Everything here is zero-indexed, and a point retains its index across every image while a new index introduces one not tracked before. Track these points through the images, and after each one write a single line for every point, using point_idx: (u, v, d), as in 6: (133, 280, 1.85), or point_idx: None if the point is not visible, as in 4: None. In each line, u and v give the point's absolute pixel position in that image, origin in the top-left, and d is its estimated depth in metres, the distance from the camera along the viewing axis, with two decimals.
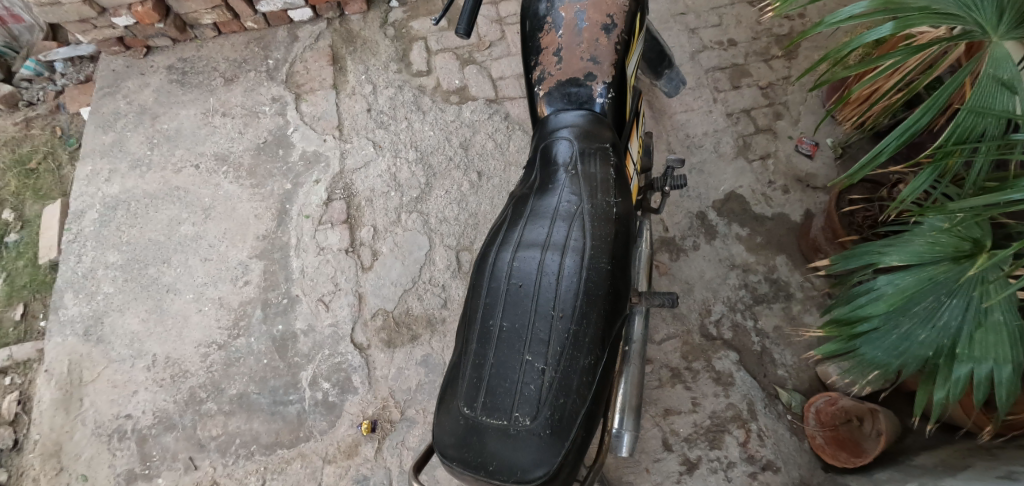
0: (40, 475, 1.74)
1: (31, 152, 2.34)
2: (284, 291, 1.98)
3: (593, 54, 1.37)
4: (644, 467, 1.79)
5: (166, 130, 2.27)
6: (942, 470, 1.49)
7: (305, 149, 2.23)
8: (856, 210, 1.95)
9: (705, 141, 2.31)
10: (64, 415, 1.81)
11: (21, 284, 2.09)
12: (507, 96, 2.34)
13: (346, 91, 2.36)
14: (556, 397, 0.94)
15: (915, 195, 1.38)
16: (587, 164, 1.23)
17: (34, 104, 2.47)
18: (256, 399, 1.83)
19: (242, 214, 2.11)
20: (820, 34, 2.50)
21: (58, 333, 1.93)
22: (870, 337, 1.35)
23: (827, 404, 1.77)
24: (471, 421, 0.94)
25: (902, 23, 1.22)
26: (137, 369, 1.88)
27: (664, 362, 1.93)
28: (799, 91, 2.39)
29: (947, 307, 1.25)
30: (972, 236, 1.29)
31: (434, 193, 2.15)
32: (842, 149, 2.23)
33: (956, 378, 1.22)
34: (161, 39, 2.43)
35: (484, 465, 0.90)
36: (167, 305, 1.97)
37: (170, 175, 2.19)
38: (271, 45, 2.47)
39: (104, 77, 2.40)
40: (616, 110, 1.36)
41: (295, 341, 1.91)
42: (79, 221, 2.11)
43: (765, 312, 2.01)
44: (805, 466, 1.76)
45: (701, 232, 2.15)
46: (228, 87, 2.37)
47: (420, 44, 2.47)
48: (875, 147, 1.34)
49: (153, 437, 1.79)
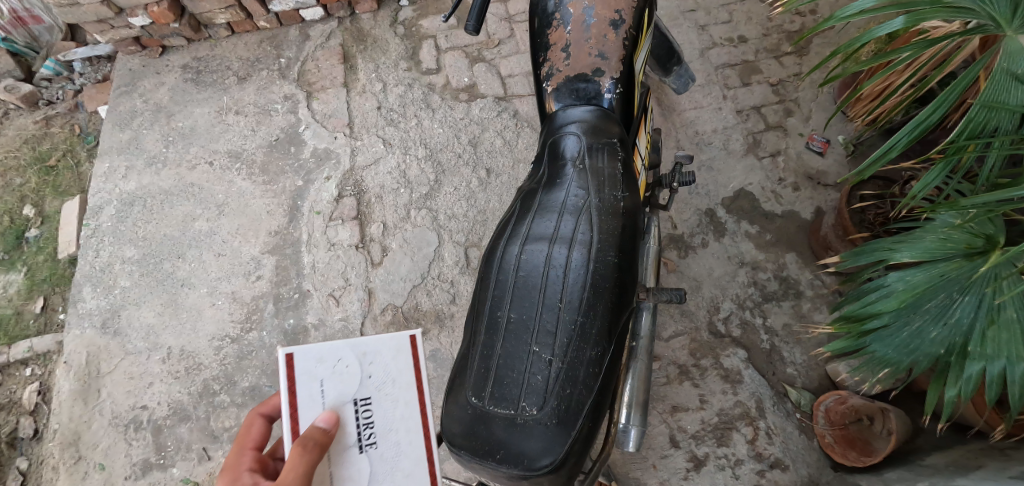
0: (59, 464, 1.79)
1: (50, 150, 2.40)
2: (295, 286, 2.01)
3: (602, 49, 1.38)
4: (651, 464, 1.79)
5: (181, 128, 2.32)
6: (954, 470, 1.48)
7: (316, 147, 2.26)
8: (867, 207, 1.94)
9: (714, 138, 2.30)
10: (82, 406, 1.85)
11: (41, 279, 2.14)
12: (515, 94, 2.35)
13: (356, 89, 2.38)
14: (563, 389, 0.95)
15: (927, 191, 1.37)
16: (595, 159, 1.24)
17: (53, 103, 2.53)
18: (268, 391, 1.86)
19: (255, 210, 2.15)
20: (833, 29, 2.48)
21: (76, 326, 1.98)
22: (881, 334, 1.33)
23: (837, 403, 1.76)
24: (478, 410, 0.95)
25: (913, 17, 1.21)
26: (153, 361, 1.92)
27: (672, 359, 1.94)
28: (810, 88, 2.37)
29: (959, 304, 1.24)
30: (985, 233, 1.28)
31: (443, 190, 2.16)
32: (853, 145, 2.21)
33: (968, 376, 1.20)
34: (176, 39, 2.47)
35: (491, 453, 0.91)
36: (182, 299, 2.01)
37: (184, 172, 2.23)
38: (283, 44, 2.51)
39: (121, 77, 2.45)
40: (624, 105, 1.37)
41: (306, 336, 1.93)
42: (96, 217, 2.16)
43: (774, 310, 2.00)
44: (814, 465, 1.76)
45: (710, 229, 2.14)
46: (241, 85, 2.41)
47: (429, 43, 2.48)
48: (886, 144, 1.33)
49: (168, 428, 1.83)
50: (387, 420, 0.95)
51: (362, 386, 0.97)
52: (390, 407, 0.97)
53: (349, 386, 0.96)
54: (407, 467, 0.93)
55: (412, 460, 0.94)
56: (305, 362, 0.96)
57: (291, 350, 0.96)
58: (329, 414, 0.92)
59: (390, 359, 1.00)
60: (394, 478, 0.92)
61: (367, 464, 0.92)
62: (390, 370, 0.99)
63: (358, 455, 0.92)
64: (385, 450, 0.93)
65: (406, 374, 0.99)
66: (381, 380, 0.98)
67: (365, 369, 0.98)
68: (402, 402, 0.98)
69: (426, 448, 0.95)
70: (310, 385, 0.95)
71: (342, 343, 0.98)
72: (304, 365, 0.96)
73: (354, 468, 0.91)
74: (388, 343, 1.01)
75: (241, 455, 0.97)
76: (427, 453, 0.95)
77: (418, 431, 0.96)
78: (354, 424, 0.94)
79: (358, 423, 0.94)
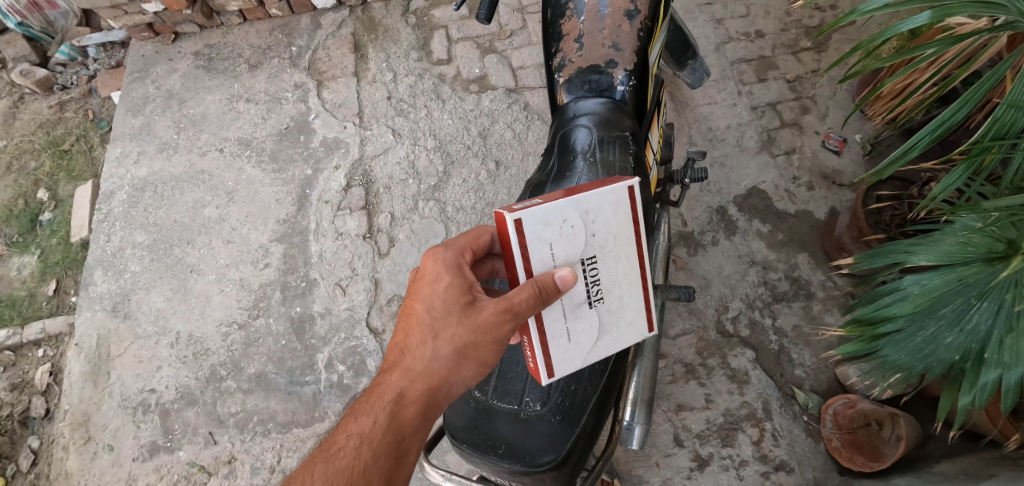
0: (69, 443, 1.82)
1: (64, 134, 2.43)
2: (303, 275, 2.02)
3: (615, 40, 1.35)
4: (655, 462, 1.78)
5: (191, 115, 2.33)
6: (964, 478, 1.44)
7: (325, 135, 2.26)
8: (883, 208, 1.89)
9: (728, 135, 2.27)
10: (92, 388, 1.88)
11: (53, 261, 2.17)
12: (527, 86, 2.33)
13: (367, 78, 2.37)
14: (567, 385, 0.97)
15: (948, 192, 1.32)
16: (606, 152, 1.22)
17: (67, 88, 2.55)
18: (273, 378, 1.87)
19: (264, 198, 2.16)
20: (853, 25, 2.42)
21: (88, 308, 2.01)
22: (894, 338, 1.30)
23: (845, 407, 1.72)
24: (482, 404, 0.99)
25: (940, 11, 1.15)
26: (161, 346, 1.94)
27: (678, 358, 1.92)
28: (828, 84, 2.32)
29: (976, 310, 1.19)
30: (1007, 237, 1.21)
31: (452, 182, 2.15)
32: (871, 145, 2.16)
33: (983, 384, 1.17)
34: (188, 26, 2.48)
35: (493, 448, 0.96)
36: (190, 285, 2.03)
37: (195, 159, 2.24)
38: (295, 32, 2.50)
39: (135, 63, 2.46)
40: (637, 98, 1.34)
41: (312, 324, 1.94)
42: (109, 202, 2.19)
43: (784, 311, 1.97)
44: (820, 469, 1.73)
45: (721, 227, 2.11)
46: (252, 73, 2.41)
47: (441, 33, 2.47)
48: (906, 142, 1.28)
49: (176, 411, 1.85)
50: (617, 273, 0.93)
51: (589, 246, 0.90)
52: (614, 266, 0.92)
53: (576, 249, 0.89)
54: (629, 316, 0.96)
55: (634, 309, 0.96)
56: (534, 227, 0.86)
57: (518, 214, 0.84)
58: (568, 276, 0.85)
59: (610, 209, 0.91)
60: (617, 329, 0.95)
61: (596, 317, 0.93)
62: (612, 226, 0.91)
63: (584, 310, 0.92)
64: (611, 305, 0.93)
65: (625, 231, 0.92)
66: (602, 239, 0.91)
67: (592, 229, 0.89)
68: (624, 258, 0.93)
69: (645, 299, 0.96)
70: (541, 249, 0.86)
71: (565, 202, 0.88)
72: (534, 226, 0.86)
73: (586, 320, 0.92)
74: (600, 196, 0.89)
75: (461, 250, 0.94)
76: (647, 308, 0.97)
77: (641, 289, 0.96)
78: (583, 281, 0.91)
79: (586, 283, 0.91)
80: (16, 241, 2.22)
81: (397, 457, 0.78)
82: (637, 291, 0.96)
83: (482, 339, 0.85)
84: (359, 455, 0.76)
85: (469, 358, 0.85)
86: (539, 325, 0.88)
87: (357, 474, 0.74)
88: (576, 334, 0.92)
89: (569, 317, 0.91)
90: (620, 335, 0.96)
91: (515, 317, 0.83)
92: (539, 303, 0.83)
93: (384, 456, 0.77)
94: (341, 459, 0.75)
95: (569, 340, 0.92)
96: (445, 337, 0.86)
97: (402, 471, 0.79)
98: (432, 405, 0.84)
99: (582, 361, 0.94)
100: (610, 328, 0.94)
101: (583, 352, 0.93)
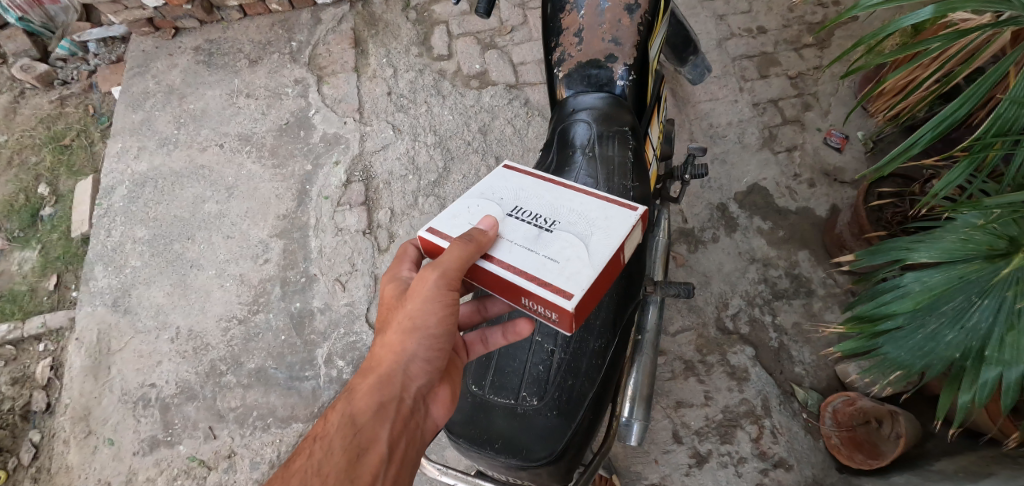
0: (70, 437, 1.83)
1: (65, 130, 2.43)
2: (303, 270, 2.02)
3: (615, 35, 1.35)
4: (653, 458, 1.78)
5: (192, 110, 2.33)
6: (963, 476, 1.43)
7: (326, 131, 2.26)
8: (884, 206, 1.88)
9: (729, 131, 2.26)
10: (92, 382, 1.89)
11: (54, 256, 2.18)
12: (528, 82, 2.32)
13: (367, 74, 2.37)
14: (564, 380, 0.97)
15: (949, 189, 1.31)
16: (605, 147, 1.22)
17: (68, 83, 2.55)
18: (273, 373, 1.88)
19: (264, 194, 2.16)
20: (856, 21, 2.40)
21: (89, 303, 2.01)
22: (895, 335, 1.29)
23: (845, 404, 1.72)
24: (478, 399, 1.00)
25: (944, 5, 1.14)
26: (161, 341, 1.95)
27: (678, 355, 1.92)
28: (831, 81, 2.31)
29: (977, 308, 1.19)
30: (1010, 233, 1.20)
31: (451, 178, 2.14)
32: (873, 142, 2.14)
33: (984, 381, 1.17)
34: (189, 21, 2.48)
35: (489, 443, 0.96)
36: (190, 280, 2.03)
37: (196, 154, 2.25)
38: (295, 27, 2.50)
39: (135, 57, 2.46)
40: (637, 93, 1.34)
41: (312, 319, 1.95)
42: (109, 197, 2.19)
43: (784, 308, 1.97)
44: (819, 466, 1.73)
45: (722, 224, 2.11)
46: (252, 68, 2.41)
47: (442, 28, 2.46)
48: (908, 139, 1.27)
49: (176, 405, 1.85)
50: (548, 202, 1.00)
51: (505, 204, 1.01)
52: (539, 200, 1.01)
53: (496, 209, 0.99)
54: (601, 214, 0.96)
55: (598, 208, 0.97)
56: (444, 222, 0.98)
57: (427, 225, 0.98)
58: (488, 220, 0.94)
59: (499, 179, 1.06)
60: (599, 227, 0.94)
61: (565, 231, 0.94)
62: (514, 184, 1.04)
63: (548, 236, 0.94)
64: (569, 219, 0.96)
65: (526, 180, 1.05)
66: (517, 194, 1.02)
67: (494, 195, 1.02)
68: (549, 190, 1.02)
69: (594, 196, 1.00)
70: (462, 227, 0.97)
71: (460, 198, 1.02)
72: (443, 221, 0.99)
73: (561, 238, 0.93)
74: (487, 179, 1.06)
75: (400, 266, 1.00)
76: (607, 202, 0.98)
77: (584, 197, 1.00)
78: (525, 223, 0.97)
79: (533, 220, 0.97)
80: (17, 236, 2.23)
81: (357, 445, 0.78)
82: (584, 199, 1.00)
83: (417, 310, 0.88)
84: (314, 453, 0.77)
85: (410, 333, 0.88)
86: (504, 263, 0.91)
87: (312, 467, 0.74)
88: (558, 253, 0.91)
89: (537, 248, 0.92)
90: (612, 229, 0.93)
91: (438, 271, 0.87)
92: (463, 245, 0.89)
93: (340, 448, 0.77)
94: (295, 462, 0.76)
95: (556, 260, 0.90)
96: (386, 326, 0.90)
97: (365, 459, 0.78)
98: (386, 390, 0.85)
99: (592, 267, 0.88)
100: (589, 233, 0.93)
101: (583, 260, 0.89)
